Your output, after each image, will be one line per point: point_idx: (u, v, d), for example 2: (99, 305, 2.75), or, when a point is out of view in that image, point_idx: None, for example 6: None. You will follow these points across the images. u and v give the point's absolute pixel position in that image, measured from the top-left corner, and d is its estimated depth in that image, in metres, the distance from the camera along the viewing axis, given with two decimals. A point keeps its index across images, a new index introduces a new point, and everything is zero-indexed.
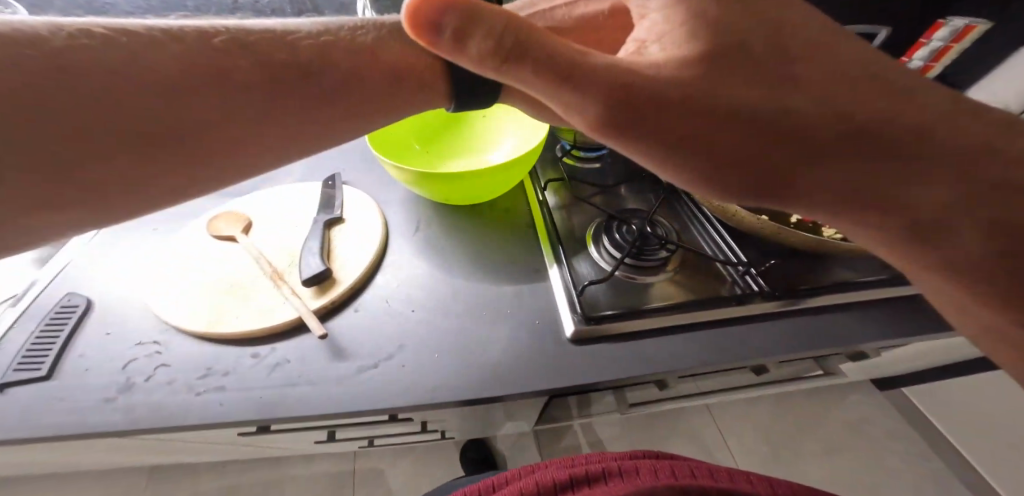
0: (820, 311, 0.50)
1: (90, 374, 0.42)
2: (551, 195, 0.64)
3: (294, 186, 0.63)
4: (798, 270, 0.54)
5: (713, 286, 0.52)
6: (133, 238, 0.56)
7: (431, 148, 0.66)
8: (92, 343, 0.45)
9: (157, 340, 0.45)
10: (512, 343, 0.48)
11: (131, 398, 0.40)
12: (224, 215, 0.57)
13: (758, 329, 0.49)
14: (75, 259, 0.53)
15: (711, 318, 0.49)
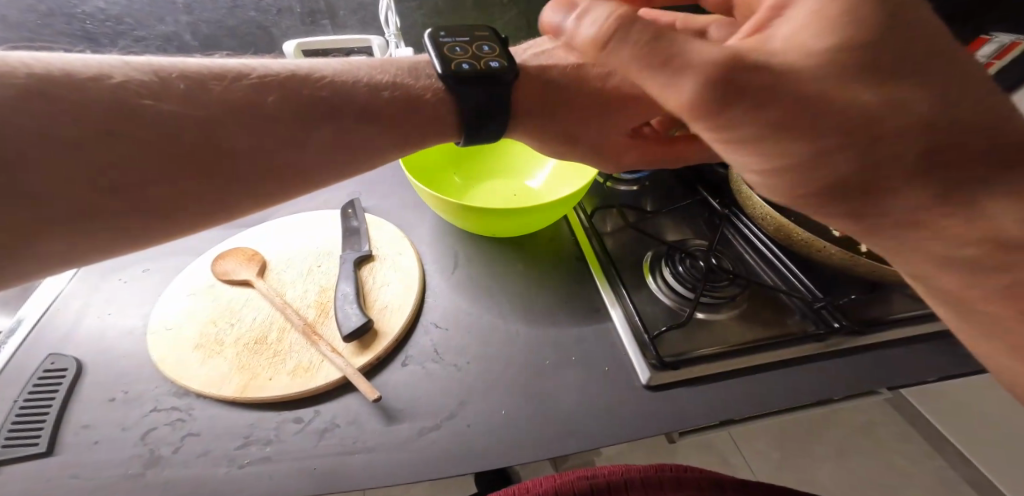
0: (889, 346, 0.48)
1: (101, 448, 0.38)
2: (597, 221, 0.60)
3: (312, 215, 0.57)
4: (863, 301, 0.52)
5: (786, 322, 0.50)
6: (133, 284, 0.51)
7: (464, 172, 0.60)
8: (95, 410, 0.41)
9: (177, 404, 0.41)
10: (584, 391, 0.44)
11: (159, 474, 0.36)
12: (234, 254, 0.51)
13: (836, 366, 0.47)
14: (67, 309, 0.49)
15: (788, 357, 0.46)
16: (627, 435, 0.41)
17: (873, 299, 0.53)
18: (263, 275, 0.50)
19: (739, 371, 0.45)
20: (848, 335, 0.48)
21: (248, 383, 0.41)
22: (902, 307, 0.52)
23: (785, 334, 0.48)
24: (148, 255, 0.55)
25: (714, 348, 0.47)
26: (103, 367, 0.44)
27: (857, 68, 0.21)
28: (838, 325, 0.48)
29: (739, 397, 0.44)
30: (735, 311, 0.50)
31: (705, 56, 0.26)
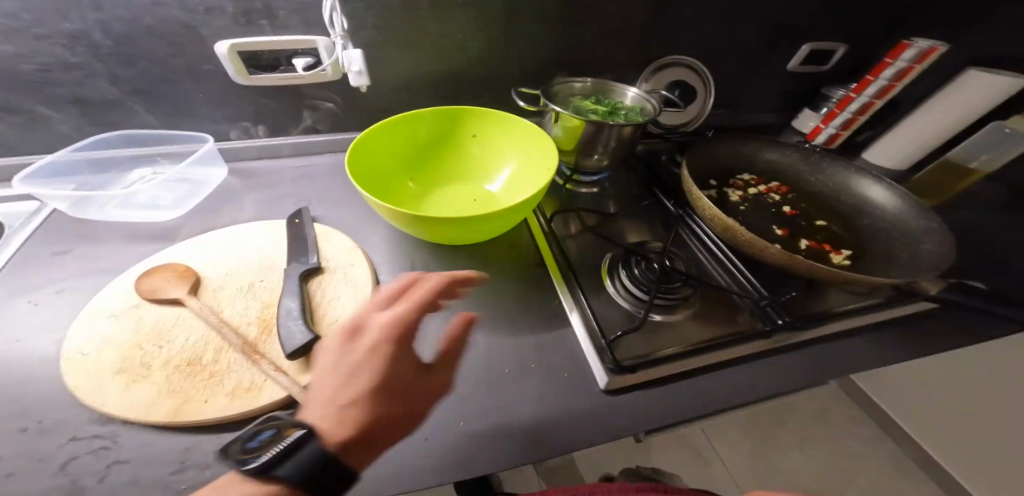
0: (828, 336, 0.51)
1: (11, 483, 0.33)
2: (557, 226, 0.60)
3: (257, 223, 0.53)
4: (807, 298, 0.55)
5: (736, 319, 0.51)
6: (46, 301, 0.45)
7: (420, 176, 0.58)
8: (2, 442, 0.35)
9: (100, 432, 0.37)
10: (544, 396, 0.43)
11: None
12: (164, 268, 0.46)
13: (782, 360, 0.49)
14: None
15: (741, 353, 0.48)
16: (585, 439, 0.41)
17: (810, 295, 0.55)
18: (198, 290, 0.46)
19: (691, 370, 0.46)
20: (791, 331, 0.49)
21: (180, 407, 0.37)
22: (838, 301, 0.54)
23: (736, 333, 0.49)
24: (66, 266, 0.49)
25: (670, 349, 0.47)
26: (14, 391, 0.39)
27: None
28: (783, 321, 0.50)
29: (693, 394, 0.45)
30: (689, 311, 0.51)
31: None
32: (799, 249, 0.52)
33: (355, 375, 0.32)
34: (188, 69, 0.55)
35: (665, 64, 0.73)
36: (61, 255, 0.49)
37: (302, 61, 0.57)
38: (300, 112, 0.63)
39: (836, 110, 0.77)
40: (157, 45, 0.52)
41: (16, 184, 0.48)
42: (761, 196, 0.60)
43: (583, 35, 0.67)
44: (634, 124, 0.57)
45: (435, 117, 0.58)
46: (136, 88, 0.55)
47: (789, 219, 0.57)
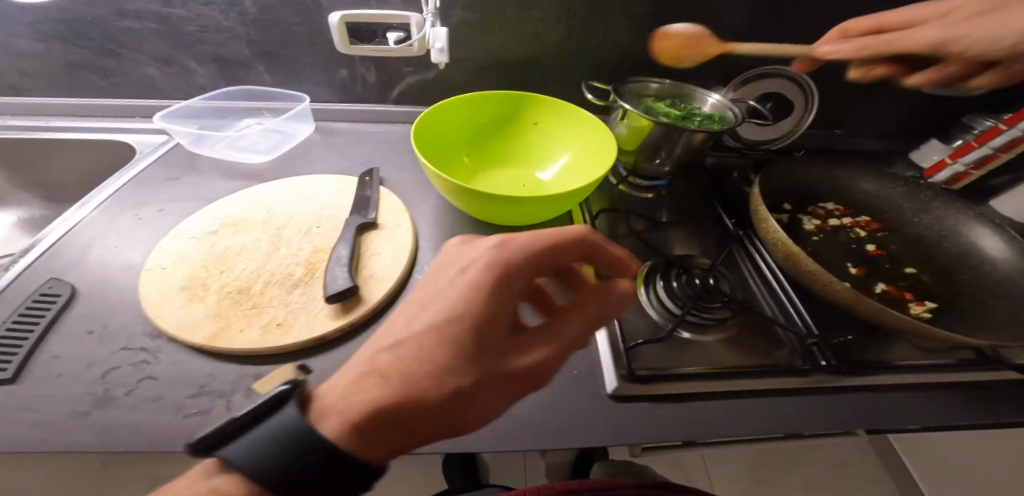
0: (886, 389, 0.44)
1: (63, 381, 0.34)
2: (601, 225, 0.59)
3: (331, 177, 0.57)
4: (869, 346, 0.48)
5: (773, 353, 0.46)
6: (146, 221, 0.50)
7: (477, 155, 0.60)
8: (71, 342, 0.37)
9: (146, 346, 0.37)
10: (549, 390, 0.42)
11: (105, 417, 0.32)
12: (243, 208, 0.51)
13: (822, 404, 0.43)
14: (84, 231, 0.47)
15: (768, 388, 0.43)
16: (582, 441, 0.39)
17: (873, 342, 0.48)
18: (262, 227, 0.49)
19: (706, 394, 0.43)
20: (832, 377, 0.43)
21: (217, 333, 0.37)
22: (908, 354, 0.47)
23: (768, 365, 0.44)
24: (167, 196, 0.54)
25: (689, 368, 0.44)
26: (98, 297, 0.40)
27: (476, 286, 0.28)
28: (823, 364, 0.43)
29: (709, 419, 0.41)
30: (724, 335, 0.47)
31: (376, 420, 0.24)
32: (870, 292, 0.45)
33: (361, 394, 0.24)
34: (305, 37, 0.61)
35: (767, 74, 0.66)
36: (173, 182, 0.56)
37: (394, 34, 0.60)
38: (385, 84, 0.68)
39: (975, 143, 0.63)
40: (285, 14, 0.58)
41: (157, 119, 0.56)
42: (843, 229, 0.52)
43: (672, 34, 0.64)
44: (708, 133, 0.54)
45: (502, 100, 0.60)
46: (263, 51, 0.62)
47: (870, 258, 0.49)
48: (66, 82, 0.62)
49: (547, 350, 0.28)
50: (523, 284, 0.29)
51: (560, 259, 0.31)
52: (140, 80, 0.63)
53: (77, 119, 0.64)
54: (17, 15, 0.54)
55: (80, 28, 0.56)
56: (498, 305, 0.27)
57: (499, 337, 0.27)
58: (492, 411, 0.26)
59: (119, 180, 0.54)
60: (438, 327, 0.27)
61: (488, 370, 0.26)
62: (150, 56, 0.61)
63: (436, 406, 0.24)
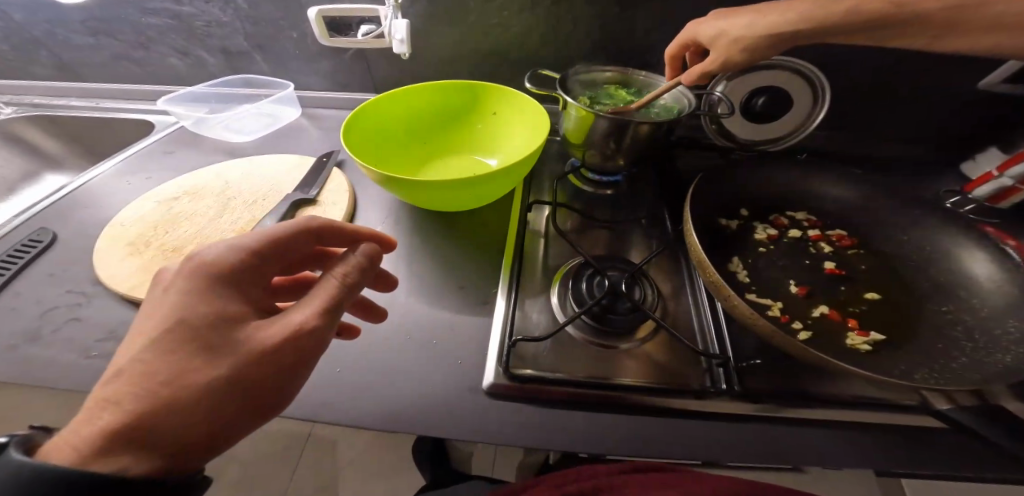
0: (805, 425, 0.38)
1: (13, 313, 0.42)
2: (536, 218, 0.57)
3: (294, 157, 0.62)
4: (803, 375, 0.41)
5: (678, 370, 0.42)
6: (133, 186, 0.59)
7: (423, 142, 0.61)
8: (32, 281, 0.46)
9: (86, 292, 0.45)
10: (424, 376, 0.41)
11: (31, 348, 0.40)
12: (208, 179, 0.58)
13: (721, 432, 0.38)
14: (82, 191, 0.57)
15: (658, 406, 0.39)
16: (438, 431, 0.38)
17: (807, 371, 0.42)
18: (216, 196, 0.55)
19: (589, 405, 0.39)
20: (736, 403, 0.39)
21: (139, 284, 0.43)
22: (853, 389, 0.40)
23: (667, 382, 0.41)
24: (159, 166, 0.63)
25: (575, 373, 0.41)
26: (67, 248, 0.49)
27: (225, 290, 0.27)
28: (727, 387, 0.39)
29: (583, 430, 0.38)
30: (630, 344, 0.44)
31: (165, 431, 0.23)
32: (805, 316, 0.40)
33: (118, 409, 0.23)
34: (290, 30, 0.66)
35: (771, 63, 0.55)
36: (169, 154, 0.65)
37: (365, 28, 0.63)
38: (363, 73, 0.72)
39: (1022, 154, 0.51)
40: (268, 9, 0.64)
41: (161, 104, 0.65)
42: (804, 243, 0.46)
43: (642, 21, 0.60)
44: (654, 123, 0.48)
45: (452, 87, 0.60)
46: (258, 43, 0.69)
47: (823, 277, 0.43)
48: (114, 70, 0.75)
49: (316, 305, 0.28)
50: (247, 276, 0.29)
51: (291, 244, 0.32)
52: (167, 70, 0.74)
53: (124, 102, 0.76)
54: (74, 16, 0.67)
55: (117, 26, 0.68)
56: (221, 298, 0.27)
57: (237, 321, 0.27)
58: (284, 378, 0.26)
59: (127, 154, 0.64)
60: (162, 336, 0.25)
61: (237, 349, 0.25)
62: (171, 48, 0.71)
63: (193, 402, 0.23)
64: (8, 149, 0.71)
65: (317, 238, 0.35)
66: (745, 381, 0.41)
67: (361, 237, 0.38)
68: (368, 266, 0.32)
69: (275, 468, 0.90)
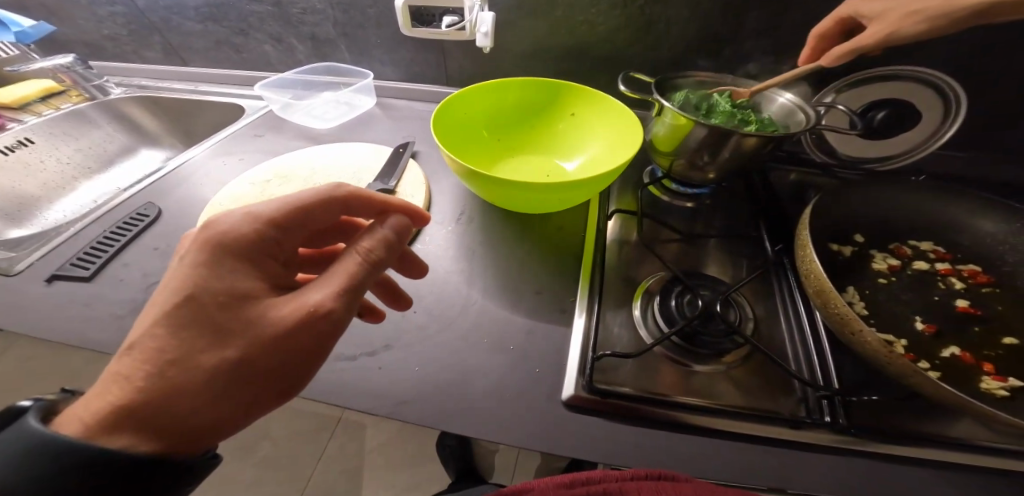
0: (910, 463, 0.35)
1: (121, 285, 0.45)
2: (615, 226, 0.55)
3: (372, 146, 0.63)
4: (914, 418, 0.37)
5: (774, 399, 0.39)
6: (224, 167, 0.61)
7: (501, 140, 0.60)
8: (140, 254, 0.49)
9: None
10: (502, 381, 0.40)
11: (136, 320, 0.42)
12: (294, 163, 0.59)
13: (824, 471, 0.35)
14: (179, 169, 0.61)
15: (754, 435, 0.36)
16: (515, 440, 0.36)
17: (917, 410, 0.38)
18: (300, 180, 0.57)
19: (675, 426, 0.37)
20: (839, 437, 0.36)
21: None
22: (974, 435, 0.36)
23: (759, 409, 0.38)
24: (247, 148, 0.65)
25: (660, 392, 0.39)
26: (169, 223, 0.53)
27: (225, 272, 0.26)
28: (830, 420, 0.36)
29: (669, 449, 0.36)
30: (720, 368, 0.41)
31: (164, 411, 0.23)
32: (930, 357, 0.37)
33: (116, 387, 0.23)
34: (378, 19, 0.67)
35: (893, 72, 0.51)
36: (256, 137, 0.67)
37: (449, 18, 0.62)
38: (440, 66, 0.72)
39: None
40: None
41: (256, 89, 0.68)
42: (931, 277, 0.44)
43: (749, 23, 0.56)
44: (763, 136, 0.44)
45: (536, 83, 0.59)
46: (345, 31, 0.70)
47: (953, 316, 0.40)
48: (211, 54, 0.79)
49: (326, 289, 0.27)
50: (262, 253, 0.28)
51: (307, 215, 0.31)
52: (259, 56, 0.77)
53: (218, 86, 0.80)
54: (188, 3, 0.71)
55: (225, 12, 0.71)
56: (231, 278, 0.26)
57: (247, 302, 0.26)
58: (294, 361, 0.26)
59: (219, 136, 0.67)
60: (165, 311, 0.25)
61: (248, 330, 0.25)
62: (265, 34, 0.73)
63: (203, 383, 0.23)
64: (115, 126, 0.77)
65: (335, 214, 0.33)
66: (850, 415, 0.37)
67: (393, 208, 0.36)
68: (394, 242, 0.30)
69: (307, 447, 0.94)
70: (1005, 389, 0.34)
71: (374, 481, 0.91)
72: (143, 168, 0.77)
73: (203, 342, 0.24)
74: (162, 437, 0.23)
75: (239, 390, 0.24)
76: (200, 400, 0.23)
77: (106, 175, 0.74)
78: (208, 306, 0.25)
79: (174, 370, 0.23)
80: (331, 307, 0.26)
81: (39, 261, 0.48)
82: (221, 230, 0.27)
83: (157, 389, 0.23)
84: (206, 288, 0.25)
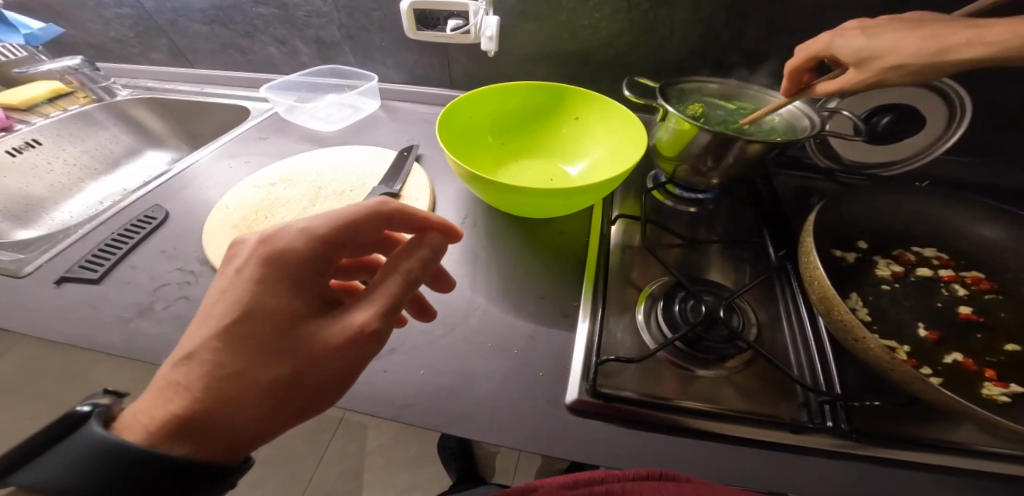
0: (913, 468, 0.35)
1: (129, 287, 0.45)
2: (618, 231, 0.55)
3: (377, 149, 0.64)
4: (915, 423, 0.38)
5: (776, 404, 0.39)
6: (230, 169, 0.62)
7: (505, 145, 0.61)
8: (147, 256, 0.49)
9: (194, 270, 0.48)
10: (505, 385, 0.40)
11: (143, 322, 0.42)
12: (299, 166, 0.60)
13: (826, 475, 0.35)
14: (185, 171, 0.61)
15: (756, 440, 0.36)
16: (518, 444, 0.37)
17: (920, 415, 0.38)
18: (305, 182, 0.57)
19: (677, 430, 0.37)
20: (840, 442, 0.36)
21: None
22: (975, 439, 0.37)
23: (761, 413, 0.38)
24: (252, 151, 0.66)
25: (663, 397, 0.39)
26: (176, 226, 0.53)
27: (279, 289, 0.27)
28: (832, 424, 0.36)
29: (671, 453, 0.36)
30: (723, 373, 0.41)
31: (218, 423, 0.23)
32: (932, 363, 0.37)
33: (172, 397, 0.23)
34: (382, 21, 0.67)
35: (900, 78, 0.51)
36: (261, 139, 0.68)
37: (453, 22, 0.62)
38: (444, 69, 0.72)
39: None
40: (366, 1, 0.65)
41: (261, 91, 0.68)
42: (933, 284, 0.44)
43: (753, 28, 0.56)
44: (767, 141, 0.44)
45: (541, 88, 0.59)
46: (350, 34, 0.70)
47: (956, 322, 0.40)
48: (216, 56, 0.79)
49: (373, 309, 0.27)
50: (312, 269, 0.28)
51: (357, 231, 0.31)
52: (264, 57, 0.77)
53: (223, 87, 0.80)
54: (194, 5, 0.72)
55: (231, 14, 0.71)
56: (285, 294, 0.27)
57: (300, 320, 0.26)
58: (340, 381, 0.26)
59: (224, 139, 0.67)
60: (225, 324, 0.25)
61: (300, 348, 0.25)
62: (270, 36, 0.74)
63: (257, 398, 0.24)
64: (121, 127, 0.77)
65: (378, 228, 0.33)
66: (851, 420, 0.37)
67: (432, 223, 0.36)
68: (433, 262, 0.31)
69: (307, 448, 0.94)
70: (1006, 396, 0.34)
71: (374, 481, 0.91)
72: (148, 170, 0.78)
73: (260, 358, 0.24)
74: (213, 448, 0.23)
75: (288, 406, 0.25)
76: (252, 415, 0.24)
77: (113, 177, 0.74)
78: (265, 322, 0.25)
79: (230, 383, 0.24)
80: (376, 327, 0.27)
81: (47, 263, 0.48)
82: (276, 245, 0.28)
83: (213, 401, 0.23)
84: (262, 304, 0.26)
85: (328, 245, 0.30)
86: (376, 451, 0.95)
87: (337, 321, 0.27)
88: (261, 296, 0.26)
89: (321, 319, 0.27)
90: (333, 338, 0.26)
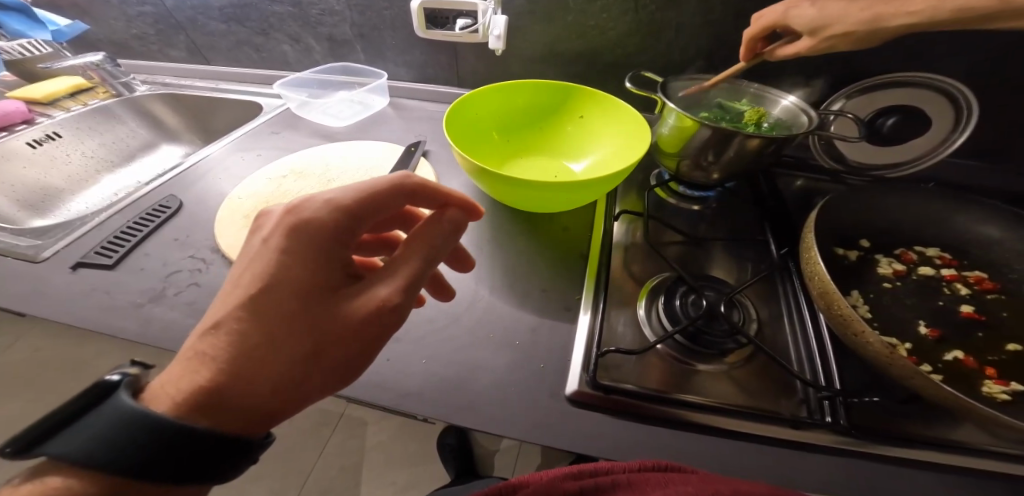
0: (912, 466, 0.35)
1: (142, 274, 0.47)
2: (620, 227, 0.55)
3: (387, 144, 0.65)
4: (915, 422, 0.37)
5: (775, 399, 0.39)
6: (243, 162, 0.63)
7: (511, 141, 0.62)
8: (160, 244, 0.51)
9: (205, 258, 0.49)
10: (506, 375, 0.41)
11: (155, 307, 0.43)
12: (310, 159, 0.61)
13: (823, 470, 0.35)
14: (199, 163, 0.63)
15: (754, 434, 0.36)
16: (516, 433, 0.37)
17: (919, 413, 0.38)
18: (315, 174, 0.59)
19: (675, 421, 0.37)
20: (840, 438, 0.36)
21: None
22: (976, 440, 0.36)
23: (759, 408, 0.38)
24: (264, 144, 0.67)
25: (662, 389, 0.39)
26: (189, 215, 0.54)
27: (302, 261, 0.27)
28: (831, 420, 0.36)
29: (669, 445, 0.36)
30: (722, 367, 0.41)
31: (241, 393, 0.24)
32: (932, 361, 0.37)
33: (201, 367, 0.25)
34: (394, 20, 0.69)
35: (900, 81, 0.51)
36: (273, 134, 0.69)
37: (463, 21, 0.63)
38: (453, 67, 0.74)
39: None
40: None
41: (274, 87, 0.70)
42: (935, 283, 0.44)
43: None
44: (767, 137, 0.45)
45: (547, 87, 0.60)
46: (362, 33, 0.72)
47: (959, 321, 0.40)
48: (232, 53, 0.81)
49: (393, 283, 0.28)
50: (336, 241, 0.29)
51: (378, 201, 0.31)
52: (278, 55, 0.79)
53: (237, 84, 0.82)
54: (213, 4, 0.74)
55: (248, 13, 0.73)
56: (308, 266, 0.28)
57: (323, 292, 0.27)
58: (360, 352, 0.27)
59: (237, 133, 0.69)
60: (251, 296, 0.26)
61: (322, 320, 0.26)
62: (285, 35, 0.75)
63: (280, 368, 0.25)
64: (138, 122, 0.79)
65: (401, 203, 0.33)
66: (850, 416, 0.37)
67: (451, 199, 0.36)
68: (453, 238, 0.31)
69: (309, 441, 0.95)
70: (1007, 393, 0.34)
71: (374, 477, 0.92)
72: (161, 163, 0.80)
73: (282, 330, 0.25)
74: (238, 417, 0.24)
75: (311, 377, 0.25)
76: (276, 387, 0.25)
77: (128, 169, 0.76)
78: (288, 294, 0.26)
79: (255, 355, 0.25)
80: (397, 301, 0.28)
81: (64, 248, 0.50)
82: (299, 217, 0.28)
83: (238, 373, 0.24)
84: (286, 277, 0.27)
85: (352, 217, 0.30)
86: (376, 446, 0.96)
87: (358, 296, 0.27)
88: (283, 270, 0.27)
89: (341, 294, 0.27)
90: (354, 310, 0.27)
